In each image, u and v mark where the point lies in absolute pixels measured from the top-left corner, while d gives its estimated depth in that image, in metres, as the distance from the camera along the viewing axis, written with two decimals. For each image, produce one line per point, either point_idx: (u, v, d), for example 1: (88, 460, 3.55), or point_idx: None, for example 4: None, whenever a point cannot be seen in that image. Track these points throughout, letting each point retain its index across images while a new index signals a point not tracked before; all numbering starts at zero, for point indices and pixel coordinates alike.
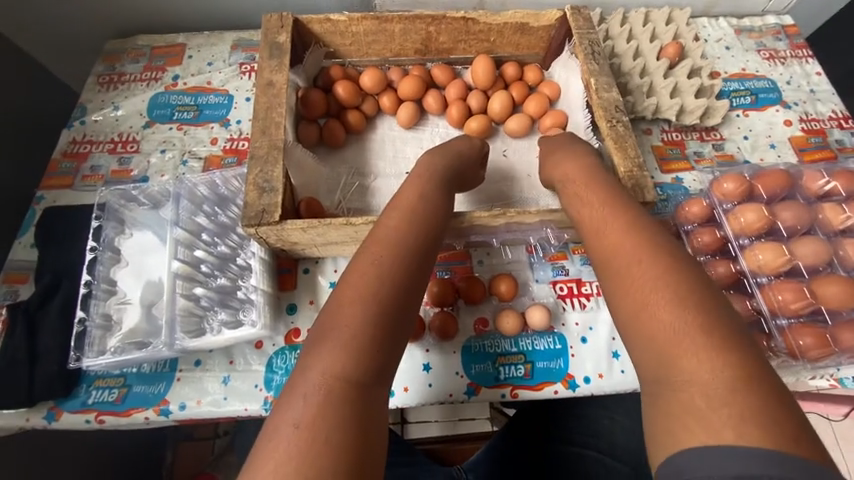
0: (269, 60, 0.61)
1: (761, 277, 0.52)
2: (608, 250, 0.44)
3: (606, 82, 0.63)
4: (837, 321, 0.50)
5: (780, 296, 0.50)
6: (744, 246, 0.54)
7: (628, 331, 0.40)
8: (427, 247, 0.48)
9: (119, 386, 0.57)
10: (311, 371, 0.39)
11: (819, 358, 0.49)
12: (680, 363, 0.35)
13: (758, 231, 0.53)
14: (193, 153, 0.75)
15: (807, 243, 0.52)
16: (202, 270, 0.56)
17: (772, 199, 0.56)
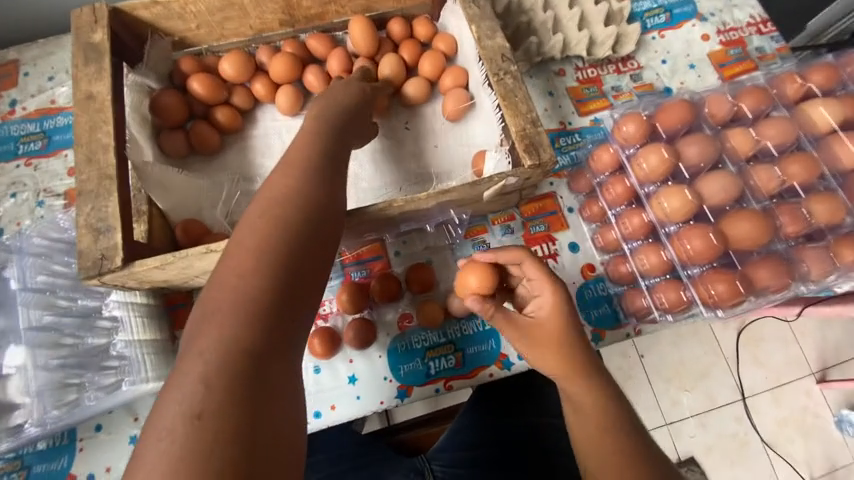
0: (85, 68, 0.50)
1: (669, 226, 0.53)
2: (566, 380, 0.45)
3: (490, 27, 0.55)
4: (745, 261, 0.51)
5: (689, 245, 0.50)
6: (650, 193, 0.54)
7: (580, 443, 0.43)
8: (333, 193, 0.41)
9: (18, 470, 0.52)
10: (198, 350, 0.32)
11: (733, 304, 0.49)
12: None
13: (662, 175, 0.52)
14: (49, 191, 0.64)
15: (715, 179, 0.50)
16: (67, 333, 0.49)
17: (674, 136, 0.53)
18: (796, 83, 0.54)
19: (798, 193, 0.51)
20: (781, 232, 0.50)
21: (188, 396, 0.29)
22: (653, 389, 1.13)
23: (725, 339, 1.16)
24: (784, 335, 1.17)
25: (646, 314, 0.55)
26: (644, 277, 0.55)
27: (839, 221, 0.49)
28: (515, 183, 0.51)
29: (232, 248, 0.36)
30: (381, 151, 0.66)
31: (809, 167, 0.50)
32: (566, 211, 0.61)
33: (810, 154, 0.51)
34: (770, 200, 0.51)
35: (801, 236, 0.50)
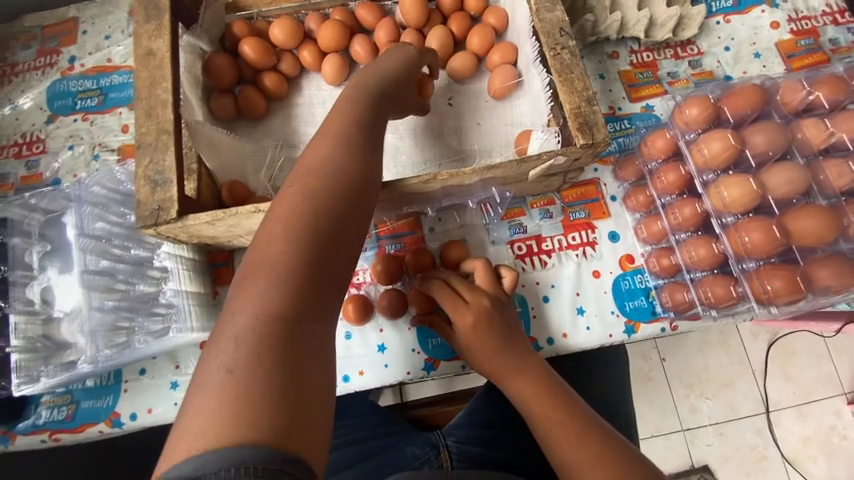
0: (147, 24, 0.51)
1: (726, 216, 0.50)
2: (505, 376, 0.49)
3: (549, 0, 0.53)
4: (808, 259, 0.47)
5: (747, 237, 0.48)
6: (708, 182, 0.51)
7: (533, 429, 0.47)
8: (368, 170, 0.41)
9: (68, 403, 0.56)
10: (237, 312, 0.32)
11: (789, 301, 0.47)
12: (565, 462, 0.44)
13: (724, 162, 0.49)
14: (104, 145, 0.67)
15: (782, 171, 0.47)
16: (120, 279, 0.52)
17: (742, 123, 0.50)
18: None
19: None
20: (849, 232, 0.47)
21: (225, 352, 0.29)
22: (672, 395, 1.10)
23: (754, 350, 1.13)
24: (818, 351, 1.13)
25: (686, 309, 0.55)
26: (688, 269, 0.54)
27: None
28: (563, 163, 0.49)
29: (272, 216, 0.36)
30: (423, 126, 0.66)
31: None
32: (609, 199, 0.60)
33: None
34: (840, 197, 0.47)
35: None
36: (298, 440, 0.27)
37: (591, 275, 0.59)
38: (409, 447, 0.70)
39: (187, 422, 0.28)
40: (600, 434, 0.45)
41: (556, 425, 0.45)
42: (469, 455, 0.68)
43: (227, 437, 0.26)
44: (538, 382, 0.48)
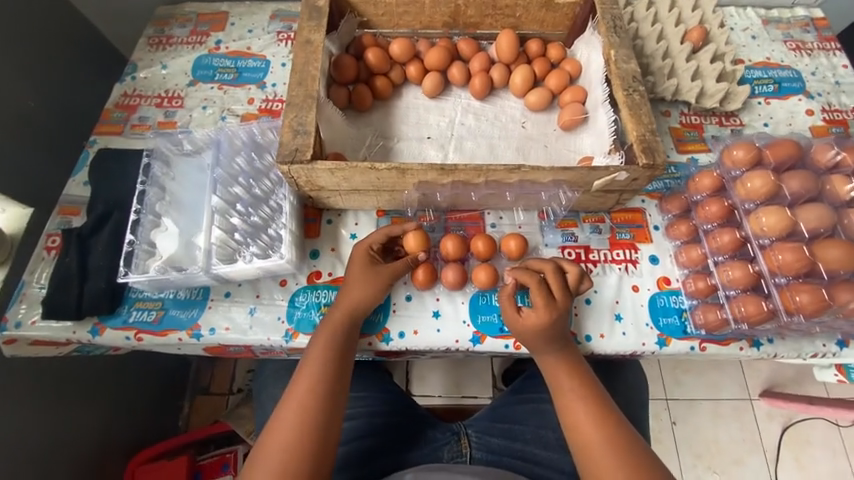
0: (309, 21, 0.66)
1: (763, 239, 0.57)
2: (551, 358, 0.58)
3: (626, 55, 0.65)
4: (832, 281, 0.55)
5: (780, 256, 0.55)
6: (749, 210, 0.59)
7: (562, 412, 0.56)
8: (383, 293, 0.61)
9: (158, 309, 0.62)
10: (288, 412, 0.54)
11: (815, 313, 0.54)
12: (586, 445, 0.53)
13: (764, 196, 0.58)
14: (231, 111, 0.80)
15: (810, 209, 0.56)
16: (238, 207, 0.62)
17: (780, 168, 0.59)
18: None
19: None
20: None
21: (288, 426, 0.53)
22: (679, 460, 1.16)
23: (766, 430, 1.20)
24: (835, 445, 1.19)
25: (718, 329, 0.60)
26: (724, 288, 0.59)
27: None
28: (624, 179, 0.58)
29: (299, 376, 0.57)
30: (498, 141, 0.77)
31: None
32: (652, 227, 0.68)
33: None
34: None
35: None
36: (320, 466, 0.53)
37: (630, 287, 0.65)
38: (432, 431, 0.74)
39: (263, 458, 0.53)
40: (617, 425, 0.54)
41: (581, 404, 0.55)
42: (488, 445, 0.72)
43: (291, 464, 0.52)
44: (582, 386, 0.56)
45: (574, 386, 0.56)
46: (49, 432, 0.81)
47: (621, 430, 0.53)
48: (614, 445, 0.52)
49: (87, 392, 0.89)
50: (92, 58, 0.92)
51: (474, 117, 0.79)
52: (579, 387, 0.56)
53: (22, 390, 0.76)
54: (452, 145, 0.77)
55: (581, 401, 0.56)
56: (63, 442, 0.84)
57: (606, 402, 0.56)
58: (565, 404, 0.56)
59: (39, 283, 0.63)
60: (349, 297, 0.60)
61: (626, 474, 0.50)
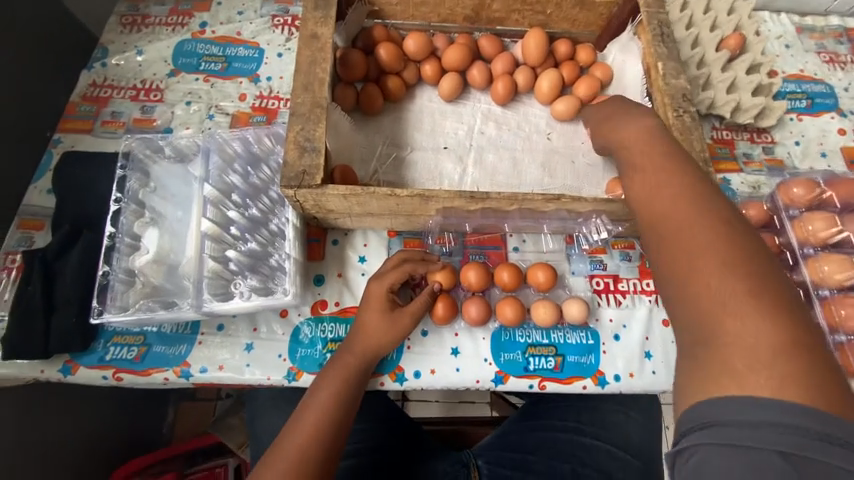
0: (314, 12, 0.56)
1: (823, 289, 0.53)
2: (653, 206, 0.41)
3: (674, 69, 0.59)
4: None
5: (843, 311, 0.51)
6: (808, 255, 0.55)
7: (657, 257, 0.39)
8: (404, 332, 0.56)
9: (139, 345, 0.55)
10: (281, 454, 0.47)
11: None
12: (694, 290, 0.36)
13: (824, 241, 0.54)
14: (220, 108, 0.70)
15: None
16: (232, 232, 0.54)
17: (845, 208, 0.56)
18: None
19: None
20: None
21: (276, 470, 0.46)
22: None
23: None
24: None
25: None
26: None
27: None
28: None
29: (300, 416, 0.50)
30: (521, 154, 0.70)
31: None
32: None
33: None
34: None
35: None
36: None
37: (660, 321, 0.61)
38: (441, 464, 0.70)
39: None
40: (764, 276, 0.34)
41: (688, 249, 0.37)
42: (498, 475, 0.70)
43: None
44: (718, 249, 0.35)
45: (686, 210, 0.39)
46: (15, 461, 0.74)
47: (773, 292, 0.33)
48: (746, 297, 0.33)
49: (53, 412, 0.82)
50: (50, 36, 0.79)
51: (494, 125, 0.72)
52: (693, 209, 0.38)
53: None
54: (471, 157, 0.69)
55: (702, 260, 0.36)
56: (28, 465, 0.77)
57: (768, 289, 0.33)
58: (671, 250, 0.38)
59: None
60: (367, 335, 0.54)
61: (737, 299, 0.33)
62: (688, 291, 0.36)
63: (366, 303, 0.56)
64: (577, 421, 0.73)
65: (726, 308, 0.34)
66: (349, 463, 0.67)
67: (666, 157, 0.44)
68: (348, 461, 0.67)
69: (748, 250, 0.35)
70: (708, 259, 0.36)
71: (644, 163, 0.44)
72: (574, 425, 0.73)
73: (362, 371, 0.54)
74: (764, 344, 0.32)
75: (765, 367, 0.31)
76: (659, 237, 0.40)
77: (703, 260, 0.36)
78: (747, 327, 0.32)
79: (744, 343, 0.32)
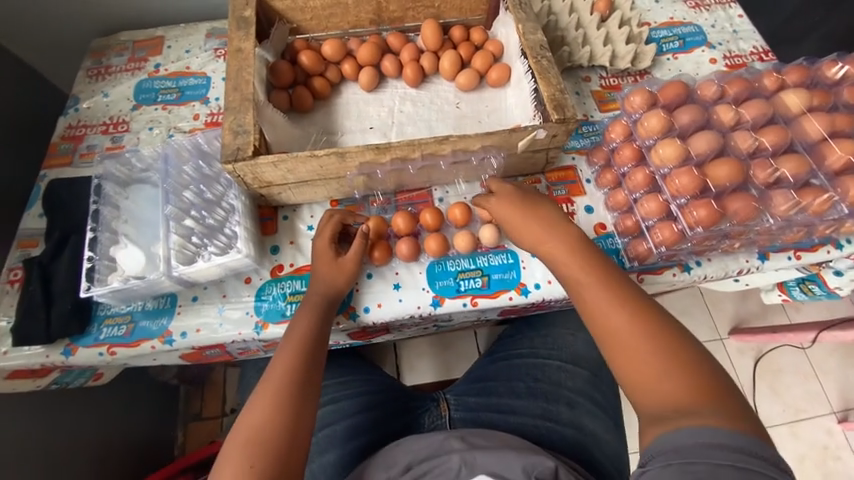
0: (237, 32, 0.70)
1: (664, 169, 0.64)
2: (598, 312, 0.55)
3: (532, 27, 0.73)
4: (725, 194, 0.61)
5: (678, 181, 0.61)
6: (650, 146, 0.65)
7: (610, 351, 0.52)
8: (355, 273, 0.66)
9: (127, 322, 0.65)
10: (273, 375, 0.57)
11: (712, 224, 0.59)
12: (648, 374, 0.49)
13: (660, 132, 0.64)
14: (178, 128, 0.83)
15: (701, 136, 0.62)
16: (192, 213, 0.65)
17: (671, 106, 0.67)
18: (773, 76, 0.66)
19: (769, 153, 0.62)
20: (753, 179, 0.61)
21: (272, 386, 0.56)
22: None
23: (739, 365, 1.37)
24: (804, 369, 1.37)
25: (647, 258, 0.66)
26: (644, 220, 0.65)
27: (801, 172, 0.60)
28: (544, 137, 0.65)
29: (283, 346, 0.60)
30: (436, 123, 0.82)
31: (779, 134, 0.61)
32: (584, 181, 0.73)
33: (781, 126, 0.63)
34: (748, 157, 0.62)
35: (771, 183, 0.61)
36: (300, 427, 0.54)
37: None
38: (414, 401, 0.78)
39: (247, 417, 0.54)
40: (683, 349, 0.50)
41: (634, 342, 0.51)
42: (467, 405, 0.76)
43: (273, 420, 0.53)
44: (653, 339, 0.50)
45: (625, 316, 0.53)
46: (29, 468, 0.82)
47: (696, 361, 0.49)
48: (680, 371, 0.48)
49: (62, 426, 0.91)
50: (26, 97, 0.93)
51: (411, 104, 0.84)
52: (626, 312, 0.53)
53: None
54: (394, 132, 0.82)
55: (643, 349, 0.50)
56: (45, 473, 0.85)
57: (692, 360, 0.49)
58: (621, 346, 0.51)
59: (5, 316, 0.66)
60: (319, 280, 0.64)
61: (675, 375, 0.48)
62: (626, 355, 0.51)
63: (317, 256, 0.66)
64: (531, 347, 0.82)
65: (671, 383, 0.48)
66: (329, 410, 0.74)
67: (591, 257, 0.58)
68: (328, 407, 0.75)
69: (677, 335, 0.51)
70: (627, 326, 0.52)
71: (579, 270, 0.58)
72: (529, 350, 0.82)
73: (326, 305, 0.63)
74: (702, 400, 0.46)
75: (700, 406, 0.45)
76: (588, 310, 0.55)
77: (647, 350, 0.50)
78: (667, 376, 0.48)
79: (682, 406, 0.46)
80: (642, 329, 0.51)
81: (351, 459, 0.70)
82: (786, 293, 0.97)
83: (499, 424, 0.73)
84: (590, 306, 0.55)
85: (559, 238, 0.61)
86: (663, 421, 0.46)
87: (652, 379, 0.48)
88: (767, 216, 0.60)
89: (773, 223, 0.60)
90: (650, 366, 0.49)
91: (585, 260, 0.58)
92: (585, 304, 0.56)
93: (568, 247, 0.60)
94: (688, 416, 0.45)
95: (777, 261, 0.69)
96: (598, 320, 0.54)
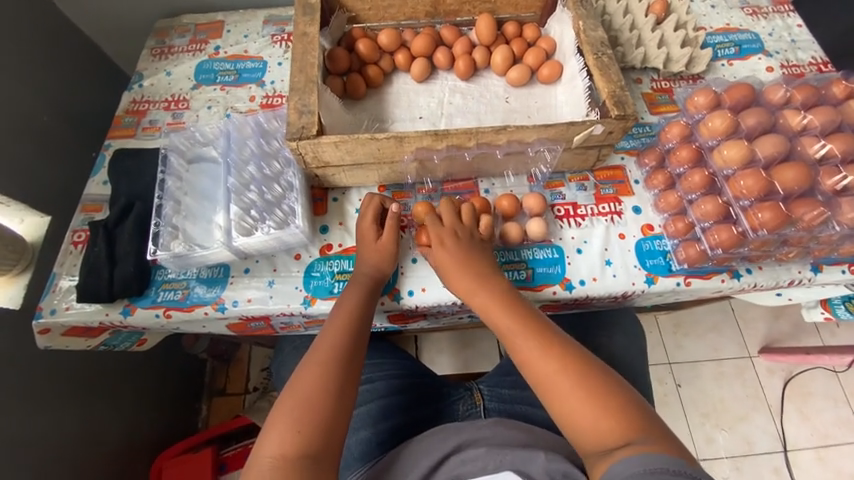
0: (303, 17, 0.72)
1: (727, 170, 0.63)
2: (522, 354, 0.57)
3: (593, 24, 0.75)
4: (791, 198, 0.60)
5: (743, 183, 0.61)
6: (713, 147, 0.65)
7: (540, 391, 0.54)
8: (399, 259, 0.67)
9: (183, 288, 0.67)
10: (323, 346, 0.59)
11: (777, 227, 0.59)
12: (578, 414, 0.50)
13: (724, 133, 0.64)
14: (235, 108, 0.86)
15: (766, 139, 0.62)
16: (251, 187, 0.67)
17: (738, 107, 0.66)
18: (841, 84, 0.64)
19: (838, 161, 0.61)
20: (820, 184, 0.60)
21: (321, 357, 0.58)
22: (688, 422, 1.28)
23: (769, 386, 1.33)
24: (837, 396, 1.31)
25: (698, 262, 0.64)
26: (699, 223, 0.64)
27: None
28: (600, 133, 0.65)
29: (331, 320, 0.62)
30: (485, 116, 0.83)
31: (847, 142, 0.60)
32: (633, 182, 0.73)
33: (849, 134, 0.62)
34: (815, 163, 0.61)
35: (837, 190, 0.60)
36: (346, 398, 0.56)
37: (617, 235, 0.69)
38: (447, 388, 0.79)
39: (297, 382, 0.56)
40: (595, 372, 0.53)
41: (554, 378, 0.53)
42: (500, 396, 0.76)
43: (323, 388, 0.55)
44: (567, 367, 0.53)
45: (542, 353, 0.55)
46: (68, 423, 0.87)
47: (610, 384, 0.52)
48: (596, 398, 0.51)
49: (101, 387, 0.95)
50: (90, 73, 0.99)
51: (461, 96, 0.85)
52: (542, 347, 0.56)
53: (30, 378, 0.81)
54: (442, 123, 0.83)
55: (564, 383, 0.53)
56: (83, 429, 0.90)
57: (605, 382, 0.52)
58: (546, 383, 0.54)
59: (69, 275, 0.69)
60: (367, 260, 0.66)
61: (593, 403, 0.50)
62: (553, 390, 0.53)
63: (367, 238, 0.67)
64: None
65: (596, 416, 0.50)
66: (364, 389, 0.76)
67: (504, 293, 0.62)
68: (365, 386, 0.76)
69: (586, 360, 0.54)
70: (547, 361, 0.55)
71: (497, 308, 0.61)
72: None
73: (372, 285, 0.65)
74: (621, 426, 0.48)
75: (623, 432, 0.48)
76: (516, 351, 0.58)
77: (568, 383, 0.52)
78: (592, 409, 0.50)
79: (606, 437, 0.48)
80: (561, 364, 0.54)
81: (385, 438, 0.71)
82: (828, 311, 0.93)
83: (534, 418, 0.73)
84: (512, 344, 0.58)
85: (476, 277, 0.63)
86: (604, 455, 0.47)
87: (582, 414, 0.50)
88: (831, 223, 0.59)
89: (839, 231, 0.59)
90: (573, 400, 0.51)
91: (503, 299, 0.61)
92: (509, 342, 0.59)
93: (488, 282, 0.62)
94: (621, 446, 0.47)
95: (830, 275, 0.67)
96: (522, 359, 0.57)
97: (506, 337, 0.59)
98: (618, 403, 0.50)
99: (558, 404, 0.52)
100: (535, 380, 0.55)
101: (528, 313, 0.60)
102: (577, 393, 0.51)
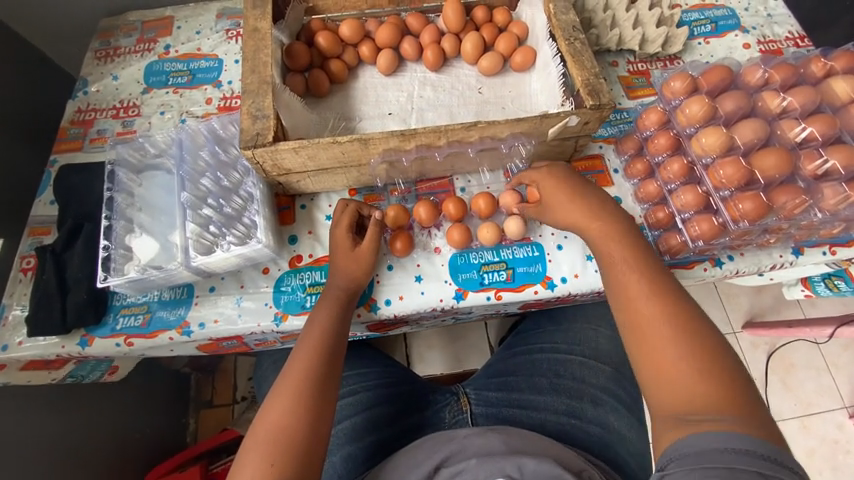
0: (253, 10, 0.66)
1: (707, 159, 0.61)
2: (625, 291, 0.55)
3: (564, 7, 0.71)
4: (772, 185, 0.59)
5: (723, 172, 0.59)
6: (692, 135, 0.63)
7: (629, 337, 0.53)
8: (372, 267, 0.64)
9: (144, 312, 0.63)
10: (295, 370, 0.55)
11: (759, 217, 0.57)
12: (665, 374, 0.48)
13: (703, 119, 0.62)
14: (190, 113, 0.81)
15: (746, 124, 0.60)
16: (209, 201, 0.63)
17: (715, 92, 0.64)
18: (820, 62, 0.62)
19: (819, 142, 0.59)
20: (801, 170, 0.59)
21: (293, 380, 0.54)
22: None
23: (753, 359, 1.35)
24: (818, 365, 1.35)
25: (680, 253, 0.63)
26: (680, 213, 0.62)
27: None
28: (576, 124, 0.62)
29: (308, 332, 0.59)
30: (457, 109, 0.79)
31: (827, 123, 0.59)
32: (612, 171, 0.70)
33: (828, 114, 0.60)
34: (795, 146, 0.60)
35: (818, 175, 0.58)
36: (322, 422, 0.53)
37: None
38: (433, 394, 0.77)
39: (267, 412, 0.53)
40: (707, 335, 0.49)
41: (655, 327, 0.51)
42: (486, 399, 0.75)
43: (296, 415, 0.52)
44: (678, 320, 0.50)
45: (650, 298, 0.52)
46: (43, 455, 0.83)
47: (719, 353, 0.48)
48: (698, 359, 0.48)
49: (75, 413, 0.90)
50: (30, 80, 0.91)
51: (431, 88, 0.81)
52: (652, 293, 0.53)
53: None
54: (413, 118, 0.78)
55: (665, 334, 0.50)
56: (60, 459, 0.86)
57: (714, 348, 0.49)
58: (644, 330, 0.51)
59: (19, 305, 0.64)
60: (339, 272, 0.62)
61: (691, 363, 0.48)
62: (650, 339, 0.50)
63: (338, 248, 0.64)
64: (552, 342, 0.79)
65: (687, 384, 0.47)
66: (347, 402, 0.73)
67: (625, 234, 0.58)
68: (347, 399, 0.74)
69: (703, 321, 0.51)
70: (655, 307, 0.52)
71: (612, 244, 0.58)
72: (550, 345, 0.79)
73: (344, 300, 0.61)
74: (718, 396, 0.45)
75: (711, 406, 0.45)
76: (623, 290, 0.55)
77: (668, 338, 0.50)
78: (692, 367, 0.47)
79: (696, 401, 0.46)
80: (674, 318, 0.50)
81: (372, 452, 0.69)
82: (808, 288, 0.93)
83: (522, 420, 0.72)
84: (618, 281, 0.56)
85: (596, 216, 0.60)
86: (686, 419, 0.45)
87: (676, 372, 0.48)
88: (813, 210, 0.58)
89: (822, 217, 0.58)
90: (670, 354, 0.49)
91: (620, 240, 0.58)
92: (617, 279, 0.56)
93: (606, 221, 0.59)
94: (709, 414, 0.45)
95: (811, 257, 0.65)
96: (626, 298, 0.54)
97: (613, 273, 0.57)
98: (721, 373, 0.47)
99: (650, 356, 0.50)
100: (634, 324, 0.53)
101: (649, 254, 0.57)
102: (676, 353, 0.48)
